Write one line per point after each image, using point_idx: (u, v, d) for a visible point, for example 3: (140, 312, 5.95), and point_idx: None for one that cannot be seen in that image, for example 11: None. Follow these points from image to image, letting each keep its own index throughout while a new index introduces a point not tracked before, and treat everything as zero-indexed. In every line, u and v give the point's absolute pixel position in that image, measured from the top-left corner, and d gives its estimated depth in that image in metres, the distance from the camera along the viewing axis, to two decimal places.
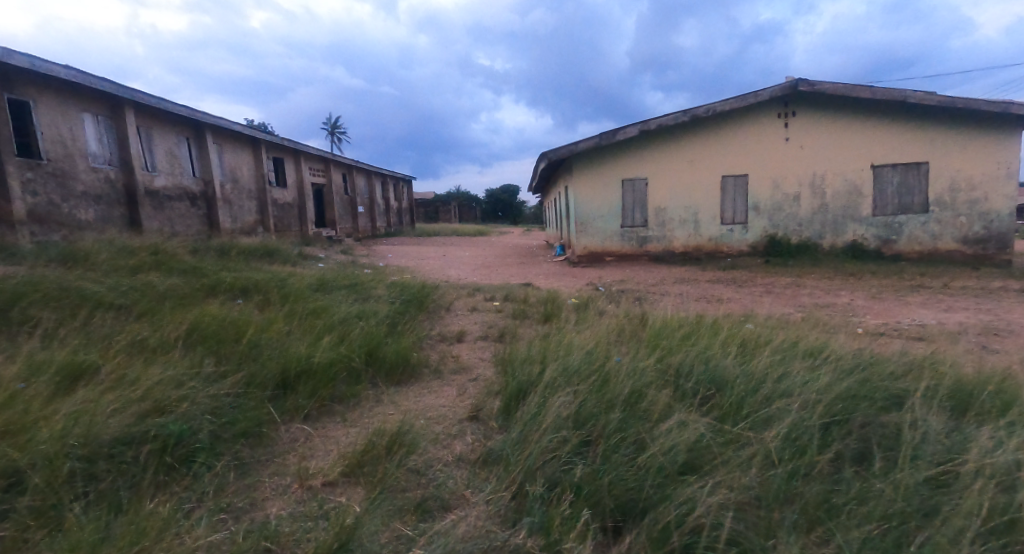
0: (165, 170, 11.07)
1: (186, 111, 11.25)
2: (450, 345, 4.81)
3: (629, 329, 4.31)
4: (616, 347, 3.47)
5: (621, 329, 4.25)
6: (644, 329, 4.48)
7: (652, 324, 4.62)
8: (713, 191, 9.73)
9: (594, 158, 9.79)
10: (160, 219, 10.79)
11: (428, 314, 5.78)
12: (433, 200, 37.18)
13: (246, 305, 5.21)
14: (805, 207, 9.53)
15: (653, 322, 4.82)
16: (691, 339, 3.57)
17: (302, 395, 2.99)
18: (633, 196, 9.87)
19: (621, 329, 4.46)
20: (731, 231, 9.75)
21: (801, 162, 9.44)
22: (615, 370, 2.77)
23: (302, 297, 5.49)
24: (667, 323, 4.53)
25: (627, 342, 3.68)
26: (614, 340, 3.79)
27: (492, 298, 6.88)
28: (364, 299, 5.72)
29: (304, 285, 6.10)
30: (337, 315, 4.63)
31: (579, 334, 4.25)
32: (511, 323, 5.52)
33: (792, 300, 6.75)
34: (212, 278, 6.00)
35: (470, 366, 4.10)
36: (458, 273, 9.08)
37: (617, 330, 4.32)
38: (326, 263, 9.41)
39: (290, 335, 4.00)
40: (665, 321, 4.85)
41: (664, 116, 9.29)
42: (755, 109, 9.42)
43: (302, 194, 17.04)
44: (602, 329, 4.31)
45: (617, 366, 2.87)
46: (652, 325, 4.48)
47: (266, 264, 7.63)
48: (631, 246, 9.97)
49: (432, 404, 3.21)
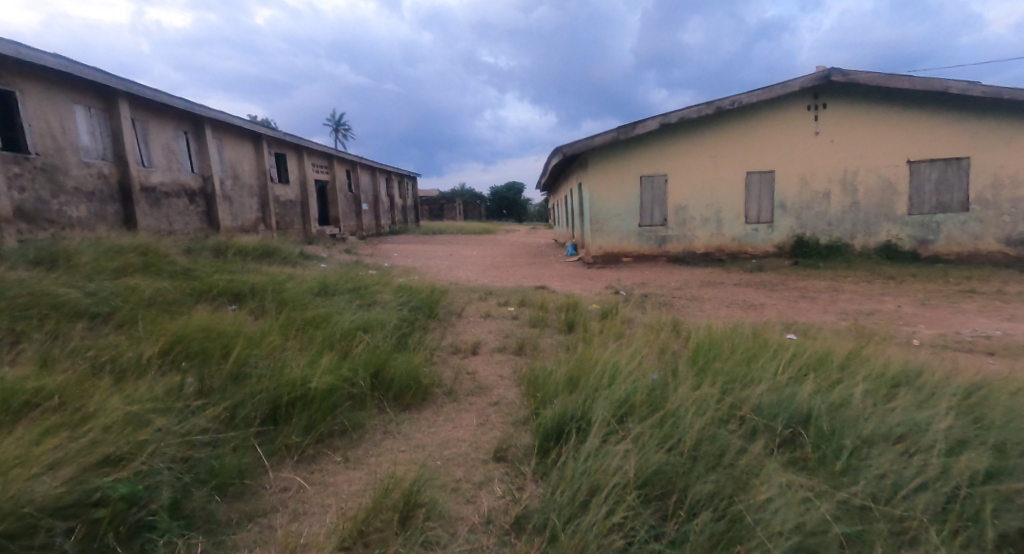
0: (161, 165, 10.62)
1: (183, 103, 10.78)
2: (466, 358, 4.33)
3: (667, 343, 3.82)
4: (664, 368, 2.98)
5: (660, 344, 3.76)
6: (683, 342, 3.98)
7: (692, 337, 4.11)
8: (737, 188, 9.19)
9: (611, 152, 9.25)
10: (156, 216, 10.33)
11: (439, 322, 5.29)
12: (437, 198, 36.66)
13: (240, 313, 4.73)
14: (835, 205, 8.99)
15: (691, 334, 4.32)
16: (748, 359, 3.08)
17: (295, 430, 2.51)
18: (652, 194, 9.35)
19: (657, 343, 3.96)
20: (756, 230, 9.23)
21: (832, 158, 8.89)
22: (675, 409, 2.27)
23: (301, 303, 5.01)
24: (711, 336, 4.03)
25: (672, 360, 3.18)
26: (656, 358, 3.30)
27: (507, 304, 6.39)
28: (368, 306, 5.23)
29: (305, 289, 5.63)
30: (339, 326, 4.16)
31: (611, 347, 3.76)
32: (531, 333, 5.04)
33: (832, 306, 6.23)
34: (204, 282, 5.53)
35: (489, 386, 3.62)
36: (468, 275, 8.61)
37: (654, 344, 3.83)
38: (329, 263, 8.93)
39: (284, 351, 3.51)
40: (704, 333, 4.36)
41: (687, 108, 8.74)
42: (783, 101, 8.87)
43: (304, 191, 16.59)
44: (638, 343, 3.81)
45: (675, 401, 2.37)
46: (693, 339, 3.98)
47: (265, 266, 7.15)
48: (649, 246, 9.45)
49: (449, 438, 2.72)
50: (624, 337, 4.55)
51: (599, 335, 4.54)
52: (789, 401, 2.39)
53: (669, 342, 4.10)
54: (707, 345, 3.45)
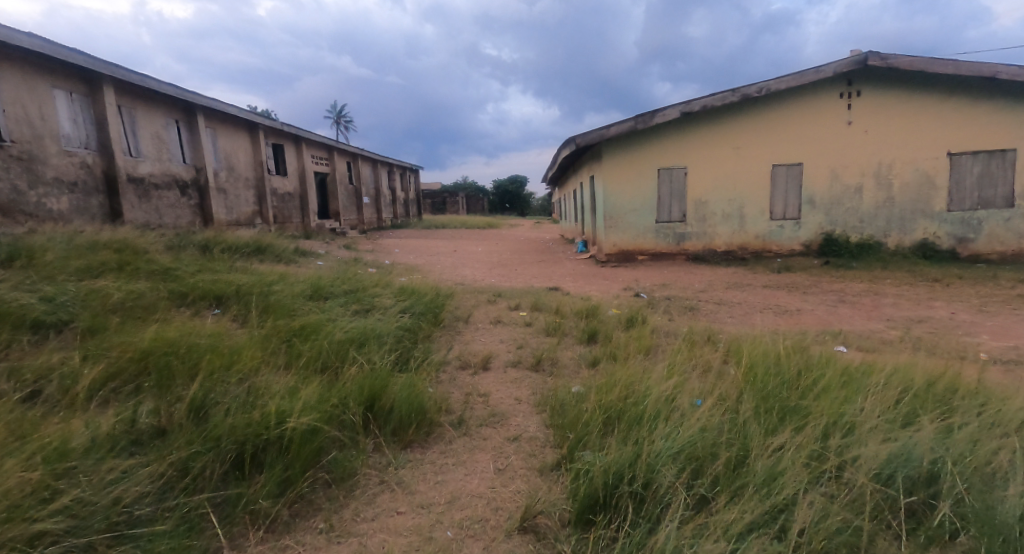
0: (151, 155, 10.05)
1: (174, 90, 10.20)
2: (477, 377, 3.78)
3: (714, 366, 3.24)
4: (728, 406, 2.41)
5: (707, 368, 3.20)
6: (731, 363, 3.42)
7: (739, 355, 3.55)
8: (762, 182, 8.60)
9: (627, 143, 8.64)
10: (146, 210, 9.79)
11: (445, 331, 4.73)
12: (439, 191, 36.05)
13: (220, 323, 4.18)
14: (868, 200, 8.42)
15: (736, 353, 3.74)
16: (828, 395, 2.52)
17: (264, 488, 1.97)
18: (670, 187, 8.76)
19: (700, 366, 3.40)
20: (782, 227, 8.64)
21: (865, 150, 8.31)
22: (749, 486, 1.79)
23: (289, 309, 4.44)
24: (762, 354, 3.47)
25: (728, 388, 2.63)
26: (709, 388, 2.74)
27: (518, 308, 5.82)
28: (366, 312, 4.68)
29: (296, 292, 5.08)
30: (330, 339, 3.59)
31: (647, 369, 3.21)
32: (548, 344, 4.48)
33: (876, 312, 5.67)
34: (185, 283, 4.98)
35: (506, 413, 3.09)
36: (474, 274, 8.06)
37: (698, 366, 3.27)
38: (326, 261, 8.37)
39: (263, 374, 2.96)
40: (752, 349, 3.79)
41: (710, 95, 8.12)
42: (814, 88, 8.24)
43: (303, 184, 16.03)
44: (681, 367, 3.26)
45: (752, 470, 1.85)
46: (741, 356, 3.43)
47: (255, 264, 6.59)
48: (666, 243, 8.87)
49: (462, 493, 2.17)
50: (656, 355, 3.98)
51: (628, 353, 3.98)
52: (906, 458, 1.86)
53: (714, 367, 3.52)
54: (767, 371, 2.89)
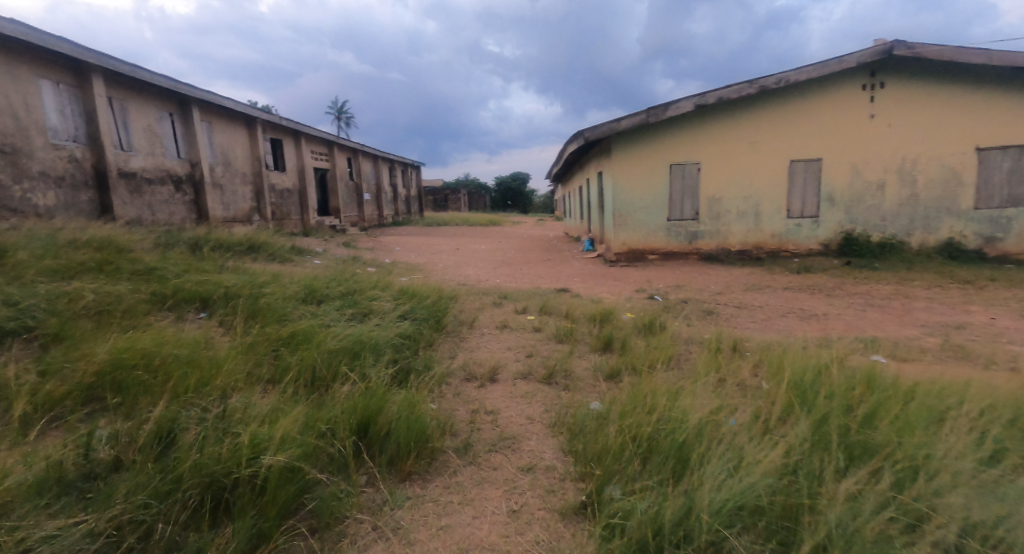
0: (144, 149, 9.70)
1: (168, 81, 9.84)
2: (484, 391, 3.43)
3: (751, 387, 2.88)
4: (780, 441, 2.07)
5: (744, 388, 2.85)
6: (768, 381, 3.06)
7: (775, 370, 3.19)
8: (779, 179, 8.22)
9: (638, 137, 8.25)
10: (138, 205, 9.45)
11: (448, 338, 4.38)
12: (441, 188, 35.63)
13: (203, 330, 3.84)
14: (890, 198, 8.06)
15: (772, 366, 3.38)
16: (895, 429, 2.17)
17: (234, 542, 1.66)
18: (682, 184, 8.38)
19: (734, 385, 3.04)
20: (799, 226, 8.27)
21: (888, 145, 7.93)
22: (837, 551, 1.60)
23: (279, 313, 4.09)
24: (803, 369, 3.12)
25: (775, 418, 2.28)
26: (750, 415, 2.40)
27: (525, 311, 5.45)
28: (363, 317, 4.33)
29: (287, 294, 4.73)
30: (321, 350, 3.25)
31: (676, 389, 2.86)
32: (559, 354, 4.13)
33: (909, 317, 5.30)
34: (169, 284, 4.63)
35: (518, 437, 2.74)
36: (478, 274, 7.70)
37: (731, 385, 2.92)
38: (323, 260, 8.01)
39: (242, 394, 2.62)
40: (788, 361, 3.43)
41: (726, 87, 7.73)
42: (835, 79, 7.85)
43: (303, 179, 15.67)
44: (712, 387, 2.91)
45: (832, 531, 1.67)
46: (778, 373, 3.08)
47: (248, 264, 6.24)
48: (678, 242, 8.50)
49: (472, 544, 1.85)
50: (681, 369, 3.62)
51: (649, 366, 3.62)
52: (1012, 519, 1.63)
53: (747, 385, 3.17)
54: (818, 393, 2.53)
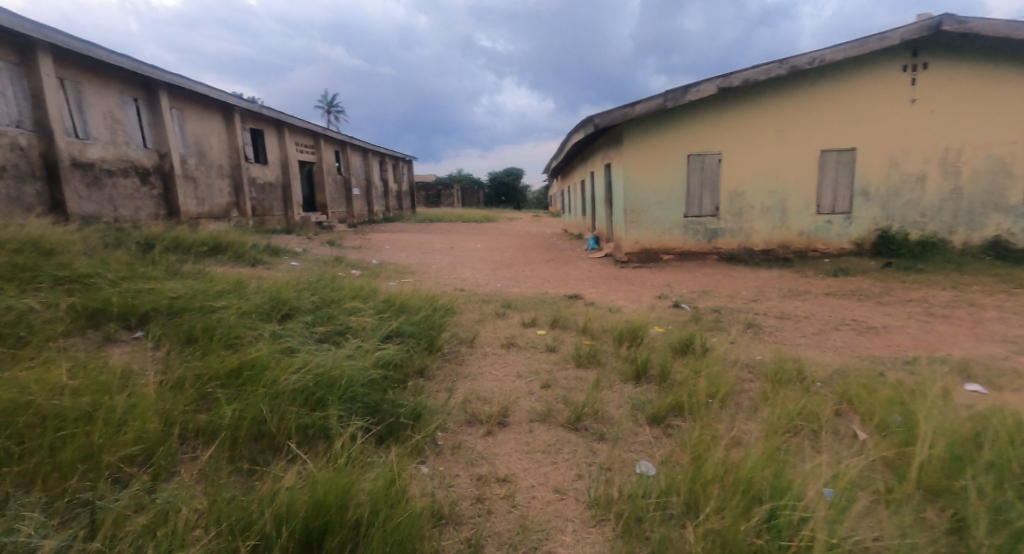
0: (102, 138, 8.75)
1: (129, 62, 8.88)
2: (492, 443, 2.59)
3: (868, 466, 2.08)
4: None
5: (857, 462, 2.04)
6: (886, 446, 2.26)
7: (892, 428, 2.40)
8: (808, 171, 7.43)
9: (653, 125, 7.43)
10: (96, 199, 8.53)
11: (444, 364, 3.55)
12: (433, 183, 34.62)
13: (127, 359, 2.98)
14: (931, 191, 7.31)
15: (876, 422, 2.56)
16: None
17: None
18: (701, 176, 7.57)
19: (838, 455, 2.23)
20: (830, 223, 7.50)
21: (929, 133, 7.17)
22: None
23: (229, 334, 3.22)
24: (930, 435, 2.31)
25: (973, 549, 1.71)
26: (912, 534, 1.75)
27: (534, 324, 4.63)
28: (337, 339, 3.50)
29: (247, 305, 3.85)
30: (272, 396, 2.39)
31: (769, 463, 2.06)
32: (582, 386, 3.30)
33: (983, 329, 4.54)
34: (98, 294, 3.75)
35: (550, 527, 1.94)
36: (476, 277, 6.87)
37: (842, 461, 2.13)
38: (302, 261, 7.14)
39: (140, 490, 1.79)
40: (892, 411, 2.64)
41: (753, 68, 6.91)
42: (873, 60, 7.05)
43: (286, 173, 14.71)
44: (814, 465, 2.09)
45: None
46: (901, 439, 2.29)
47: (209, 268, 5.36)
48: (696, 241, 7.69)
49: None
50: (747, 416, 2.80)
51: (705, 410, 2.80)
52: None
53: (849, 454, 2.35)
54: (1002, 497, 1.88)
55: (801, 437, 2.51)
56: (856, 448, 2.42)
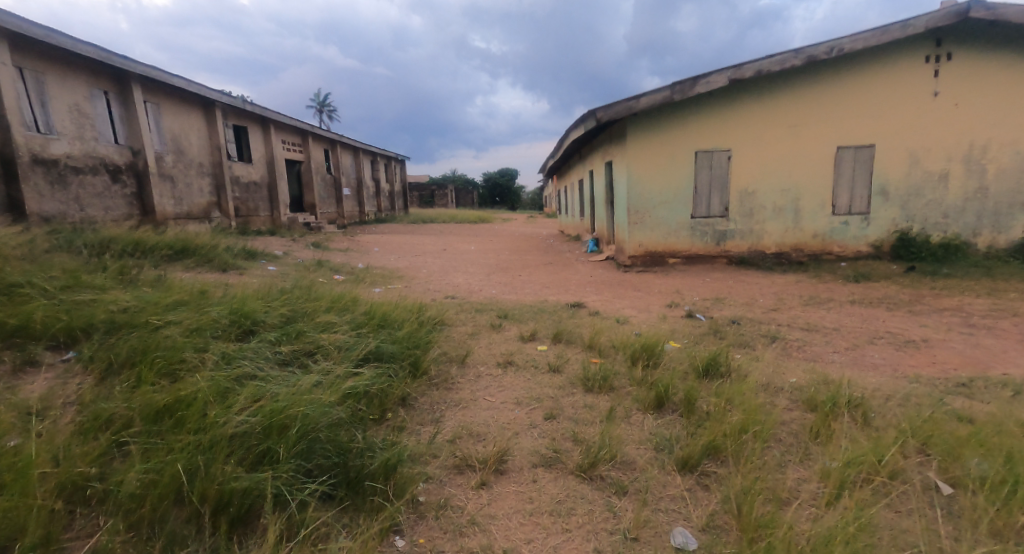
0: (67, 133, 8.17)
1: (97, 52, 8.29)
2: (487, 500, 2.08)
3: None
4: None
5: None
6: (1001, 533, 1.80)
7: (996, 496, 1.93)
8: (824, 169, 6.96)
9: (659, 119, 6.93)
10: (60, 198, 7.95)
11: (431, 391, 3.03)
12: (426, 184, 34.03)
13: (40, 391, 2.45)
14: (954, 191, 6.87)
15: (965, 476, 2.06)
16: None
17: None
18: (709, 175, 7.08)
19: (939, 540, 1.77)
20: (846, 224, 7.03)
21: (953, 128, 6.74)
22: None
23: (168, 361, 2.68)
24: None
25: None
26: None
27: (534, 338, 4.11)
28: (304, 364, 2.97)
29: (201, 320, 3.30)
30: (202, 449, 1.86)
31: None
32: (593, 419, 2.78)
33: None
34: (24, 305, 3.21)
35: None
36: (469, 282, 6.36)
37: None
38: (280, 265, 6.59)
39: None
40: (984, 461, 2.13)
41: (766, 58, 6.43)
42: (894, 50, 6.59)
43: (271, 172, 14.11)
44: None
45: None
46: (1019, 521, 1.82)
47: (170, 275, 4.81)
48: (704, 244, 7.20)
49: None
50: (798, 462, 2.29)
51: (748, 456, 2.29)
52: None
53: (945, 526, 1.86)
54: None
55: (874, 495, 2.03)
56: (948, 513, 1.94)
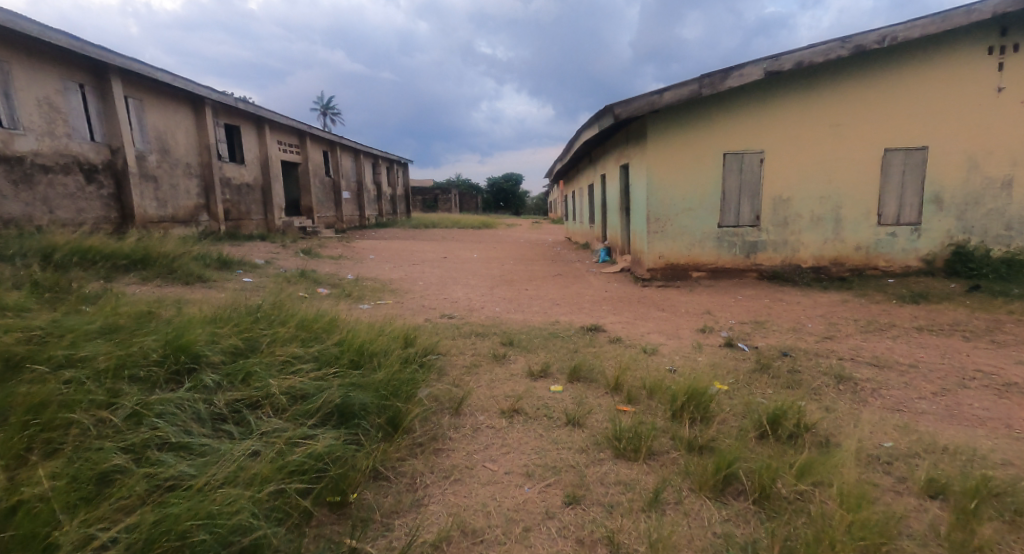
0: (35, 128, 7.50)
1: (71, 41, 7.63)
2: None
3: None
4: None
5: None
6: None
7: None
8: (869, 173, 6.19)
9: (684, 116, 6.19)
10: (24, 199, 7.28)
11: (412, 460, 2.27)
12: (429, 188, 33.33)
13: None
14: (1018, 199, 6.10)
15: None
16: None
17: None
18: (739, 179, 6.32)
19: None
20: (894, 236, 6.26)
21: (1016, 128, 5.98)
22: None
23: (45, 426, 1.94)
24: None
25: None
26: None
27: (546, 375, 3.34)
28: (243, 423, 2.22)
29: (120, 354, 2.55)
30: None
31: None
32: (633, 507, 2.02)
33: None
34: None
35: None
36: (468, 299, 5.61)
37: None
38: (257, 276, 5.86)
39: None
40: None
41: (808, 48, 5.68)
42: (952, 40, 5.85)
43: (265, 173, 13.42)
44: None
45: None
46: None
47: (115, 289, 4.07)
48: (732, 256, 6.43)
49: None
50: None
51: None
52: None
53: None
54: None
55: None
56: None
